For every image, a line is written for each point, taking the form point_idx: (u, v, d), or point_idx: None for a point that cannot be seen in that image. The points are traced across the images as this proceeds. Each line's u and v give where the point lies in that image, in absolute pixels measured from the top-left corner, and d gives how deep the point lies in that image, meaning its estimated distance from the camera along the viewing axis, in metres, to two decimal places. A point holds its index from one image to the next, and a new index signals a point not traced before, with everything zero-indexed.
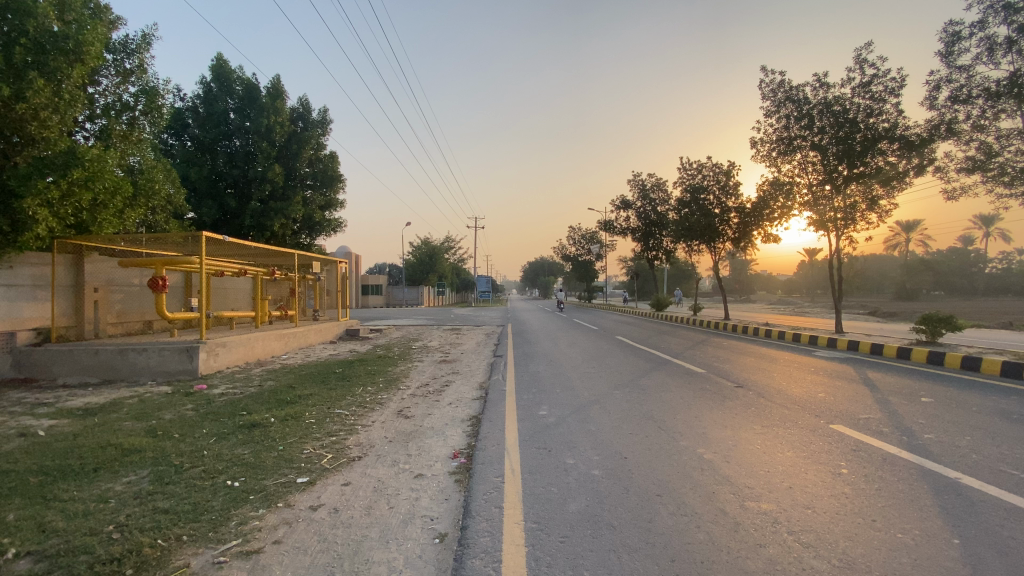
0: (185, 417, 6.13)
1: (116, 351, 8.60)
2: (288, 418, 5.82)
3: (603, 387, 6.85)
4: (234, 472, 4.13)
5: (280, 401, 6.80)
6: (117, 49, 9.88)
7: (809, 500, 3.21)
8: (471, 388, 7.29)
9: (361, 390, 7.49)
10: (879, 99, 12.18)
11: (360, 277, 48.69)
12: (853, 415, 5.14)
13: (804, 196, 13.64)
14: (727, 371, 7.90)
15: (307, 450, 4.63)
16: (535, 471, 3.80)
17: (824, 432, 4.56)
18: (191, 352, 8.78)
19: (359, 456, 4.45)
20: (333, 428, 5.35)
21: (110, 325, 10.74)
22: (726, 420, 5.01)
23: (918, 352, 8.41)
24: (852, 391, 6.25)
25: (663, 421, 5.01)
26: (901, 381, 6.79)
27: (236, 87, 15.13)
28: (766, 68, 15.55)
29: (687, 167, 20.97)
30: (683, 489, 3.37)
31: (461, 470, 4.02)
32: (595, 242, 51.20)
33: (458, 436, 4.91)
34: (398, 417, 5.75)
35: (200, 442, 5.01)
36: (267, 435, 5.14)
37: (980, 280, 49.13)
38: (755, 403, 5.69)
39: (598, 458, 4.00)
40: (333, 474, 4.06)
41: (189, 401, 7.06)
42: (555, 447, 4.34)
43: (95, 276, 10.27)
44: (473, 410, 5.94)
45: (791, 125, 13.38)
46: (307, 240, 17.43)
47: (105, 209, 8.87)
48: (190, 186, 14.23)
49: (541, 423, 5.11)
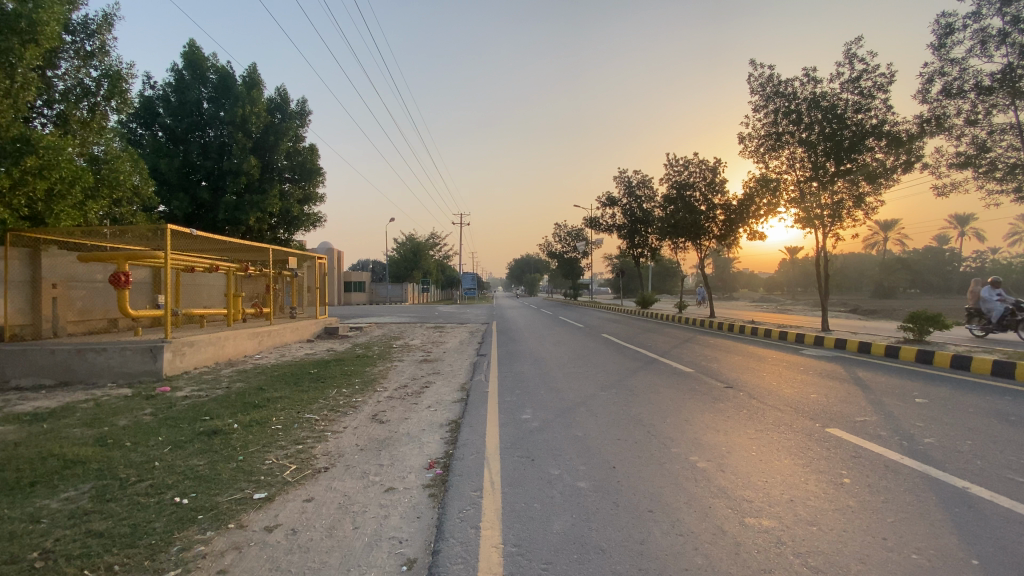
0: (142, 423, 5.71)
1: (73, 351, 8.09)
2: (253, 423, 5.43)
3: (589, 388, 6.56)
4: (186, 488, 3.75)
5: (246, 404, 6.38)
6: (75, 30, 9.33)
7: (813, 515, 2.94)
8: (451, 390, 6.95)
9: (335, 392, 7.10)
10: (868, 95, 12.09)
11: (343, 274, 47.77)
12: (849, 417, 4.92)
13: (791, 192, 13.52)
14: (715, 371, 7.66)
15: (269, 460, 4.27)
16: (516, 483, 3.49)
17: (820, 436, 4.32)
18: (155, 352, 8.30)
19: (326, 467, 4.09)
20: (300, 435, 4.98)
21: (71, 323, 10.21)
22: (717, 423, 4.77)
23: (906, 351, 8.28)
24: (844, 391, 6.04)
25: (652, 426, 4.73)
26: (891, 381, 6.63)
27: (210, 76, 14.55)
28: (756, 62, 14.82)
29: (673, 163, 20.80)
30: (676, 504, 3.08)
31: (436, 483, 3.68)
32: (580, 240, 51.15)
33: (434, 443, 4.57)
34: (373, 422, 5.39)
35: (153, 452, 4.61)
36: (227, 444, 4.73)
37: (954, 278, 50.19)
38: (747, 405, 5.45)
39: (584, 468, 3.70)
40: (294, 488, 3.69)
41: (149, 405, 6.61)
42: (538, 456, 4.02)
43: (53, 271, 9.74)
44: (453, 414, 5.60)
45: (779, 120, 13.22)
46: (285, 236, 16.90)
47: (63, 200, 8.33)
48: (161, 178, 13.63)
49: (524, 429, 4.80)
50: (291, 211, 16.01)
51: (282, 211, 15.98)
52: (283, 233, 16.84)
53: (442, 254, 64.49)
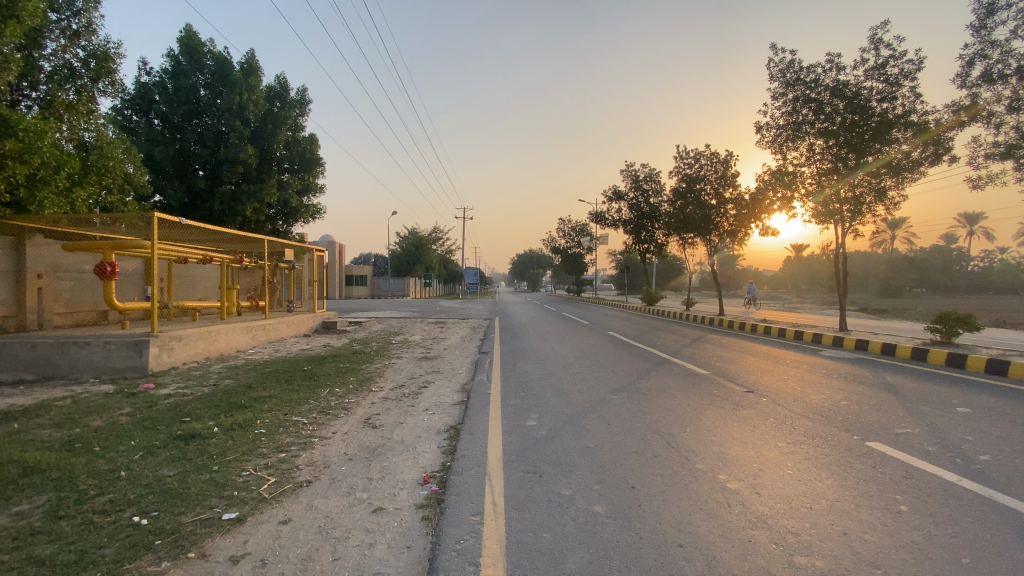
0: (117, 424, 5.29)
1: (56, 344, 7.69)
2: (234, 427, 5.00)
3: (599, 391, 6.11)
4: (147, 505, 3.32)
5: (232, 404, 5.96)
6: (60, 7, 8.86)
7: (874, 554, 2.49)
8: (451, 391, 6.51)
9: (327, 391, 6.67)
10: (894, 82, 11.50)
11: (344, 266, 47.31)
12: (889, 429, 4.45)
13: (808, 185, 13.02)
14: (731, 372, 7.20)
15: (246, 471, 3.84)
16: (523, 506, 3.06)
17: (861, 451, 3.86)
18: (140, 347, 7.88)
19: (308, 481, 3.67)
20: (285, 441, 4.56)
21: (59, 315, 9.83)
22: (742, 434, 4.33)
23: (935, 354, 7.80)
24: (877, 397, 5.57)
25: (671, 436, 4.28)
26: (925, 386, 6.15)
27: (207, 62, 14.06)
28: (775, 48, 14.24)
29: (684, 155, 20.22)
30: (710, 538, 2.63)
31: (430, 503, 3.23)
32: (585, 235, 50.63)
33: (432, 453, 4.14)
34: (365, 427, 4.94)
35: (121, 460, 4.19)
36: (202, 451, 4.31)
37: (962, 278, 49.40)
38: (773, 412, 5.00)
39: (599, 488, 3.25)
40: (271, 507, 3.25)
41: (129, 404, 6.20)
42: (546, 471, 3.57)
43: (38, 261, 9.34)
44: (452, 418, 5.16)
45: (799, 109, 12.70)
46: (284, 227, 16.49)
47: (47, 185, 7.89)
48: (155, 166, 13.17)
49: (530, 438, 4.37)
50: (290, 201, 15.56)
51: (280, 202, 15.51)
52: (281, 224, 16.41)
53: (444, 248, 63.94)
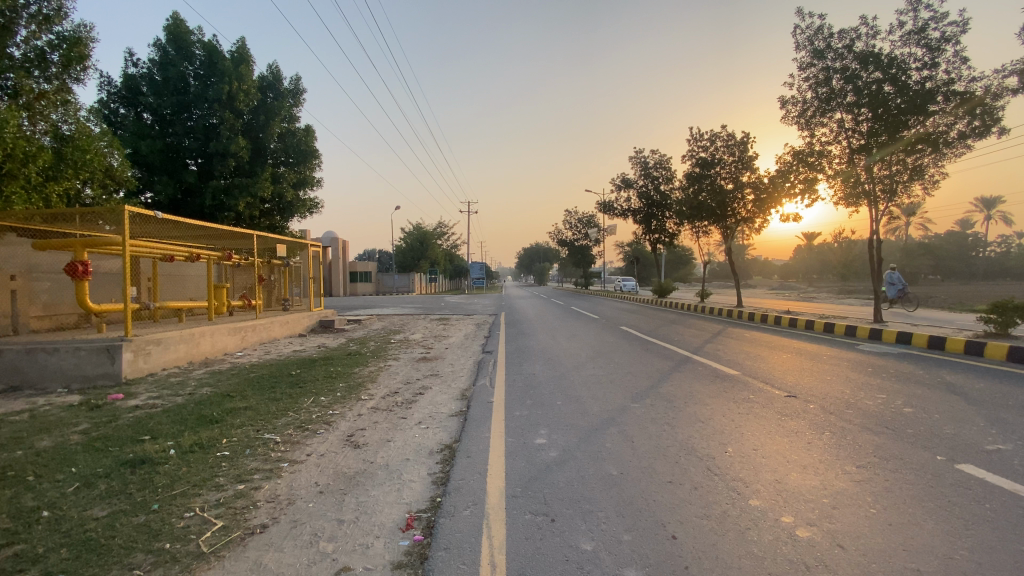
0: (66, 445, 4.59)
1: (22, 351, 7.06)
2: (194, 448, 4.29)
3: (616, 398, 5.36)
4: (55, 563, 2.62)
5: (201, 418, 5.25)
6: None
7: None
8: (449, 399, 5.76)
9: (311, 401, 5.95)
10: (935, 47, 10.56)
11: (348, 262, 46.63)
12: (976, 445, 3.67)
13: (837, 164, 12.14)
14: (766, 374, 6.40)
15: (191, 512, 3.13)
16: (532, 571, 2.31)
17: (957, 479, 3.09)
18: (113, 352, 7.21)
19: (264, 526, 2.94)
20: (248, 468, 3.84)
21: (35, 318, 9.21)
22: (798, 455, 3.55)
23: (993, 348, 6.97)
24: (944, 402, 4.78)
25: (712, 460, 3.51)
26: (993, 387, 5.35)
27: (196, 52, 13.28)
28: (803, 16, 13.26)
29: (699, 137, 19.31)
30: None
31: (411, 561, 2.49)
32: (592, 226, 49.59)
33: (420, 484, 3.40)
34: (345, 448, 4.21)
35: (50, 494, 3.49)
36: (147, 482, 3.61)
37: (979, 264, 48.02)
38: (827, 424, 4.22)
39: (629, 541, 2.50)
40: (206, 568, 2.53)
41: (89, 418, 5.52)
42: (559, 513, 2.84)
43: (10, 261, 8.72)
44: (448, 435, 4.43)
45: (829, 80, 11.78)
46: (280, 223, 15.88)
47: (14, 180, 7.18)
48: (142, 160, 12.46)
49: (540, 462, 3.63)
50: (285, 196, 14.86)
51: (275, 197, 14.81)
52: (278, 219, 15.80)
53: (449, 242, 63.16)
